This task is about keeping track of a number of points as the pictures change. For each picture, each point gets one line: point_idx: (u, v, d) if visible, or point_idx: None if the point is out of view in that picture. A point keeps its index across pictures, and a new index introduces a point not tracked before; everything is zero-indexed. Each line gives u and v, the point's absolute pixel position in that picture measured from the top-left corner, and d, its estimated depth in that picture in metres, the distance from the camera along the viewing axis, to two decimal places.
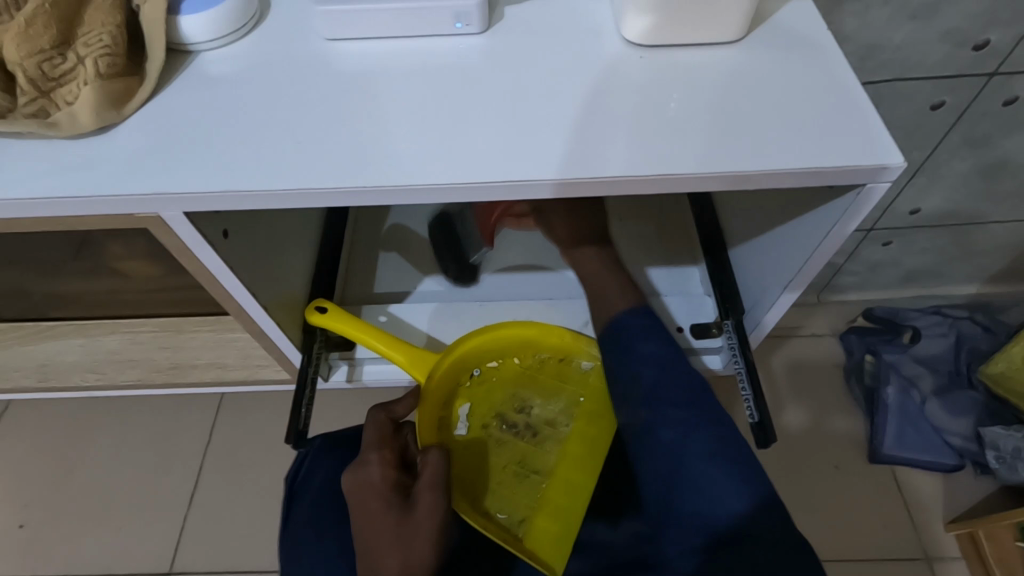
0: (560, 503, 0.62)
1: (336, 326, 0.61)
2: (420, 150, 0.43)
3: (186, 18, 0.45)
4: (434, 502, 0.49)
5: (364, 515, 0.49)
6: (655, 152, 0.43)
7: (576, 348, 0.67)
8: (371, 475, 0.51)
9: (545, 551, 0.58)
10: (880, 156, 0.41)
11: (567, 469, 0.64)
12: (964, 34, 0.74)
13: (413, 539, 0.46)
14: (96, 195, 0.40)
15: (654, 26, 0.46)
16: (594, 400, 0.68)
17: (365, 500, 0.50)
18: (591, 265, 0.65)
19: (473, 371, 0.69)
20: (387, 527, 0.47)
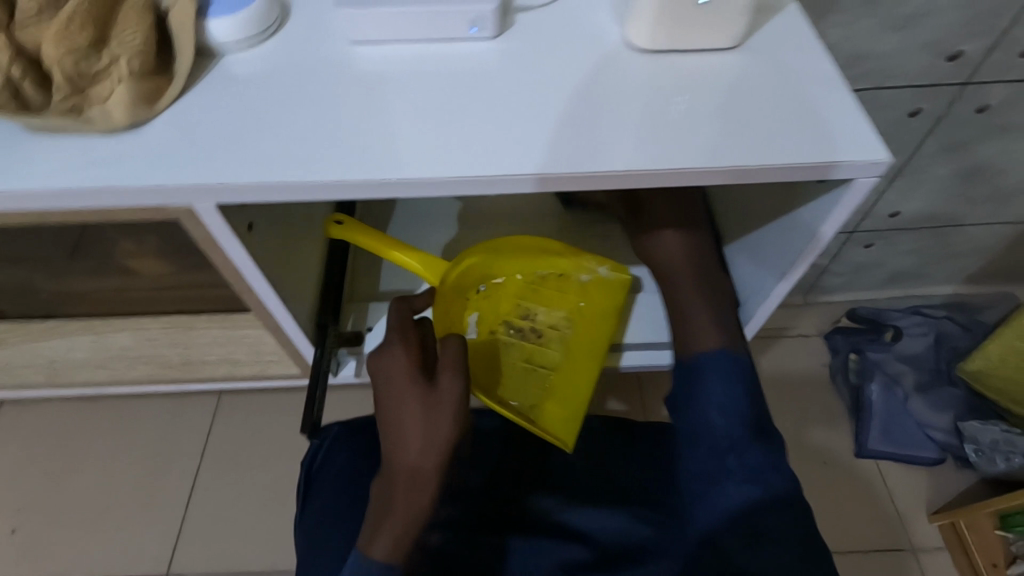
0: (569, 393, 0.68)
1: (353, 237, 0.62)
2: (440, 145, 0.46)
3: (212, 21, 0.47)
4: (454, 386, 0.51)
5: (387, 388, 0.52)
6: (663, 149, 0.46)
7: (577, 261, 0.72)
8: (393, 356, 0.53)
9: (560, 432, 0.64)
10: (868, 152, 0.44)
11: (573, 363, 0.70)
12: (941, 46, 0.79)
13: (433, 417, 0.50)
14: (131, 188, 0.42)
15: (658, 33, 0.49)
16: (593, 306, 0.72)
17: (388, 378, 0.52)
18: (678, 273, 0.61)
19: (479, 287, 0.71)
20: (409, 404, 0.50)
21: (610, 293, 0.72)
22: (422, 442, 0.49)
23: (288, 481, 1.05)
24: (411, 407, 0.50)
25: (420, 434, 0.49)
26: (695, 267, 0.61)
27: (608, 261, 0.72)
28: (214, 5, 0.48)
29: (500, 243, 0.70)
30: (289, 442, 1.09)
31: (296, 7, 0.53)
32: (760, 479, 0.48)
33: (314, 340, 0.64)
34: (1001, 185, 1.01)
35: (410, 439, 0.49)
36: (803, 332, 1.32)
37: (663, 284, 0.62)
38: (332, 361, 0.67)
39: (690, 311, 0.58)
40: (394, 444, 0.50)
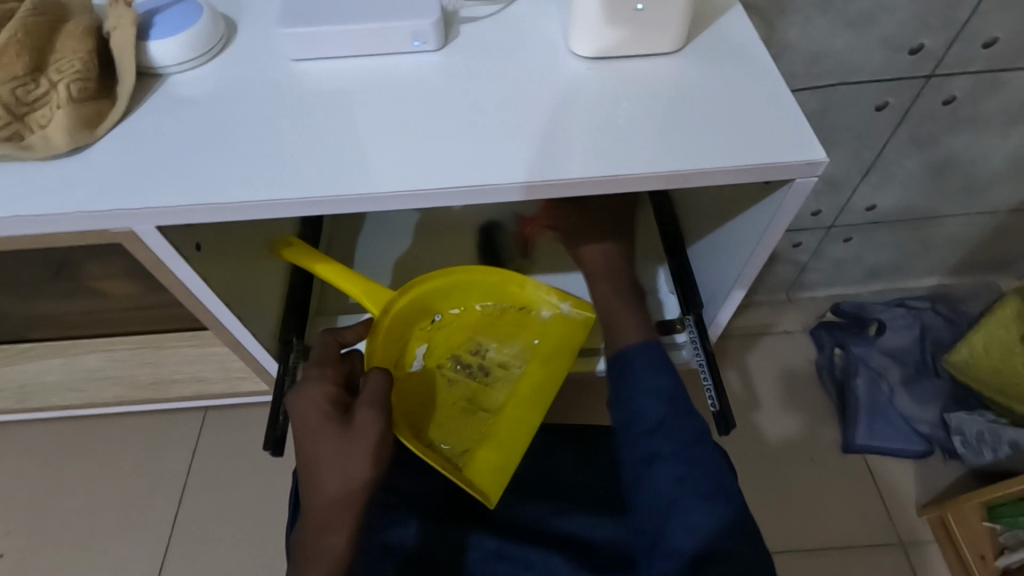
0: (503, 438, 0.66)
1: (299, 260, 0.61)
2: (384, 161, 0.46)
3: (154, 43, 0.47)
4: (370, 422, 0.53)
5: (302, 430, 0.54)
6: (606, 157, 0.46)
7: (537, 297, 0.69)
8: (311, 396, 0.55)
9: (484, 482, 0.64)
10: (805, 152, 0.44)
11: (516, 405, 0.68)
12: (900, 40, 0.79)
13: (346, 456, 0.51)
14: (71, 212, 0.42)
15: (599, 40, 0.49)
16: (548, 345, 0.69)
17: (304, 418, 0.54)
18: (600, 260, 0.67)
19: (435, 316, 0.70)
20: (324, 442, 0.52)
21: (568, 331, 0.69)
22: (338, 482, 0.50)
23: (273, 498, 1.05)
24: (326, 448, 0.52)
25: (335, 475, 0.51)
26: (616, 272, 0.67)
27: (571, 297, 0.69)
28: (156, 27, 0.48)
29: (459, 274, 0.67)
30: (273, 459, 1.08)
31: (243, 27, 0.53)
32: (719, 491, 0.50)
33: (278, 355, 0.64)
34: (973, 176, 1.01)
35: (325, 480, 0.51)
36: (787, 330, 1.31)
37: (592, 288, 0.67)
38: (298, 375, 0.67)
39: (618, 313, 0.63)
40: (310, 486, 0.51)
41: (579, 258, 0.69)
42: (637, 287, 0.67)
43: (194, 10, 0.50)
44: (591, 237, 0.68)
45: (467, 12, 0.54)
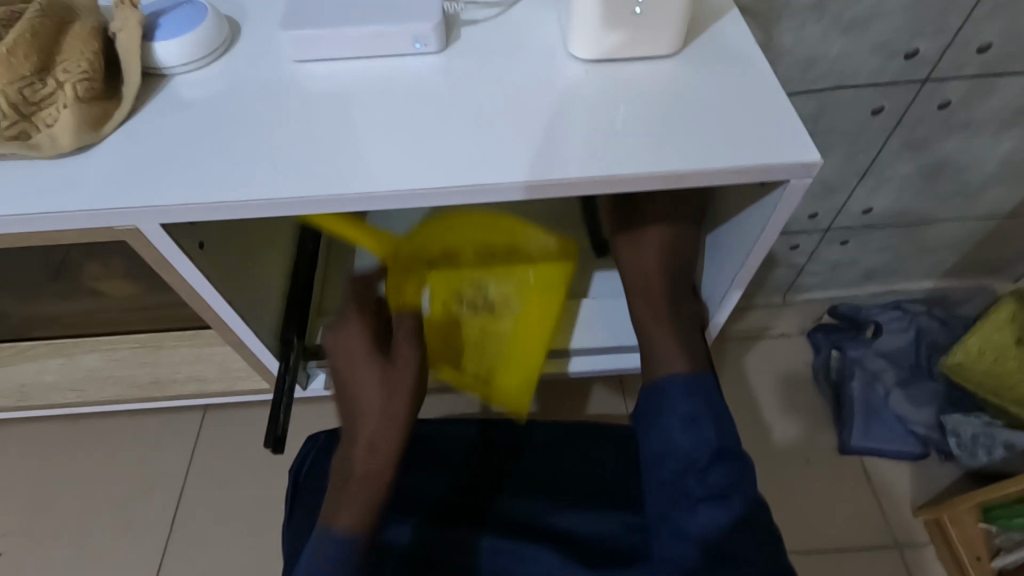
0: (518, 365, 0.73)
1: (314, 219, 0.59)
2: (386, 160, 0.46)
3: (160, 44, 0.48)
4: (410, 355, 0.59)
5: (345, 362, 0.60)
6: (603, 159, 0.46)
7: (525, 233, 0.71)
8: (353, 333, 0.61)
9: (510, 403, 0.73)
10: (801, 155, 0.45)
11: (523, 335, 0.72)
12: (895, 45, 0.80)
13: (387, 385, 0.57)
14: (76, 210, 0.42)
15: (598, 43, 0.50)
16: (541, 278, 0.71)
17: (349, 350, 0.60)
18: (647, 263, 0.64)
19: (432, 259, 0.72)
20: (369, 372, 0.58)
21: (558, 265, 0.71)
22: (378, 411, 0.56)
23: (271, 500, 1.05)
24: (369, 377, 0.58)
25: (377, 403, 0.57)
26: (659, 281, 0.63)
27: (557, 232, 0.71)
28: (162, 29, 0.49)
29: (449, 220, 0.70)
30: (271, 460, 1.08)
31: (245, 29, 0.54)
32: (728, 504, 0.52)
33: (278, 353, 0.64)
34: (968, 180, 1.02)
35: (365, 406, 0.56)
36: (784, 332, 1.32)
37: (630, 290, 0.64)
38: (298, 373, 0.67)
39: (653, 328, 0.61)
40: (352, 413, 0.57)
41: (628, 254, 0.65)
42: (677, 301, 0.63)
43: (199, 12, 0.50)
44: (649, 235, 0.64)
45: (467, 15, 0.55)
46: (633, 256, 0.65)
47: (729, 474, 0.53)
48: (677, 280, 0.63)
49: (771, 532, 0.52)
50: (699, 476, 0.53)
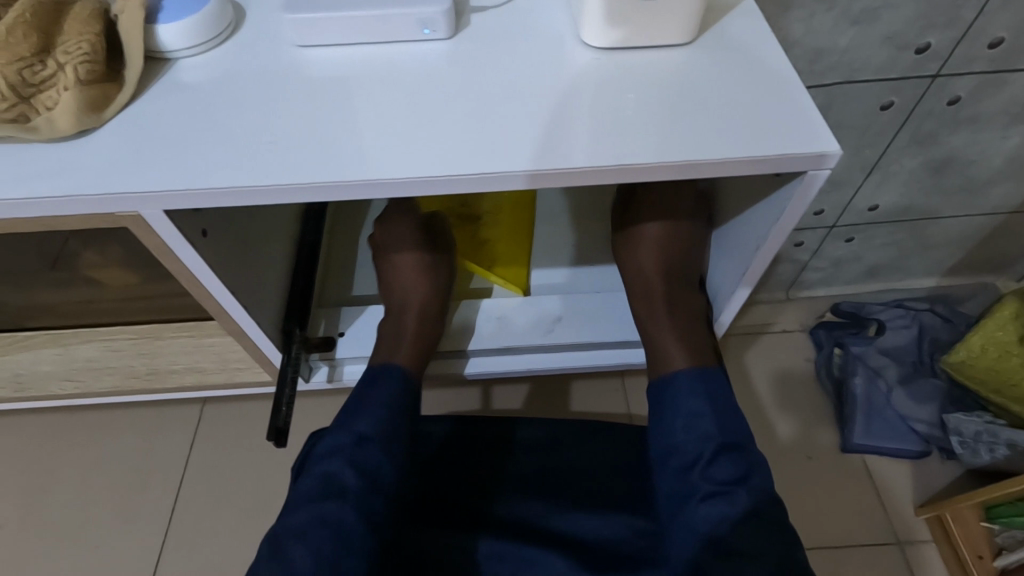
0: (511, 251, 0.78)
1: None
2: (393, 147, 0.45)
3: (162, 26, 0.47)
4: (447, 250, 0.72)
5: (393, 250, 0.71)
6: (616, 147, 0.45)
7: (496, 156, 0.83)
8: (399, 228, 0.71)
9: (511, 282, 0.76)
10: (819, 145, 0.44)
11: (510, 229, 0.79)
12: (905, 39, 0.79)
13: (430, 271, 0.70)
14: (77, 195, 0.41)
15: (609, 30, 0.49)
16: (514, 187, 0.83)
17: (400, 239, 0.71)
18: (642, 261, 0.68)
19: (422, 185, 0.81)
20: (419, 261, 0.70)
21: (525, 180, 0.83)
22: (423, 290, 0.69)
23: (269, 494, 1.04)
24: (416, 262, 0.70)
25: (422, 283, 0.69)
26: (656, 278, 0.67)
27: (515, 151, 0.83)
28: (164, 10, 0.47)
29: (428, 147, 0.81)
30: (270, 453, 1.08)
31: (249, 13, 0.53)
32: (731, 494, 0.52)
33: (280, 345, 0.63)
34: (974, 176, 1.02)
35: (412, 286, 0.69)
36: (785, 328, 1.32)
37: (632, 292, 0.69)
38: (302, 365, 0.67)
39: (654, 329, 0.65)
40: (398, 291, 0.69)
41: (631, 259, 0.69)
42: (674, 300, 0.66)
43: None
44: (652, 237, 0.68)
45: (477, 1, 0.54)
46: (635, 258, 0.69)
47: (734, 466, 0.54)
48: (676, 278, 0.67)
49: (779, 524, 0.51)
50: (705, 470, 0.54)
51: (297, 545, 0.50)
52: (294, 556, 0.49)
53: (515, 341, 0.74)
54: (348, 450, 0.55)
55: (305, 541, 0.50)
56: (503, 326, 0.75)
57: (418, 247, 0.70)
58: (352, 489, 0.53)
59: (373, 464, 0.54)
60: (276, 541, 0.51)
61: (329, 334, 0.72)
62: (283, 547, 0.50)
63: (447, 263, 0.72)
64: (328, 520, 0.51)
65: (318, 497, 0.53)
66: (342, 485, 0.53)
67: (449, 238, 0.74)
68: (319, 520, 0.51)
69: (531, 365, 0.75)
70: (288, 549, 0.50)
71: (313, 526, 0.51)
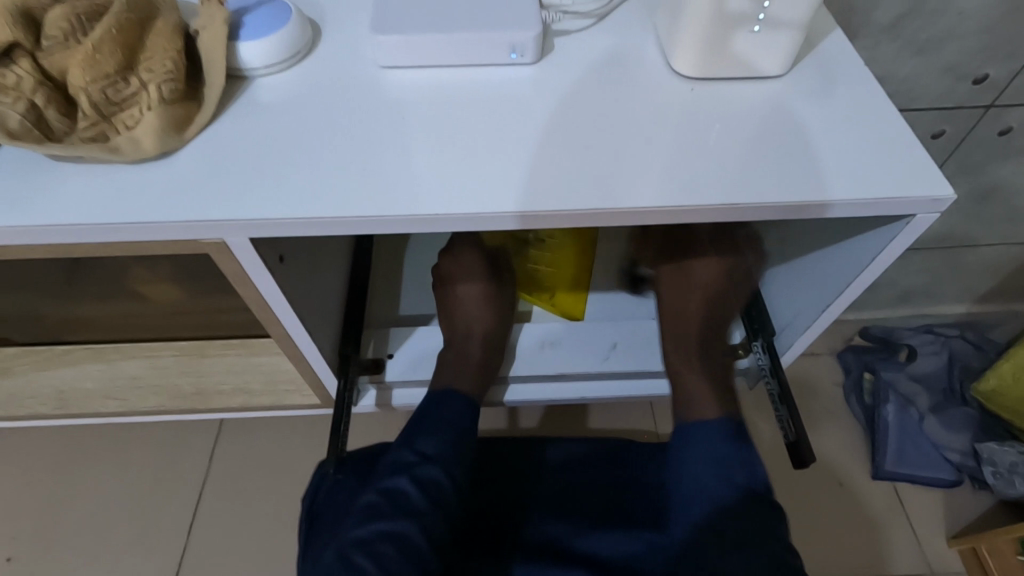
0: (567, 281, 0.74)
1: None
2: (484, 177, 0.44)
3: (243, 44, 0.45)
4: (511, 288, 0.73)
5: (457, 278, 0.71)
6: (714, 183, 0.44)
7: None
8: (465, 257, 0.71)
9: (568, 308, 0.75)
10: (929, 189, 0.43)
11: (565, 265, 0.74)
12: (966, 69, 0.78)
13: (493, 304, 0.70)
14: (163, 221, 0.40)
15: (703, 61, 0.47)
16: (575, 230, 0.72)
17: (468, 268, 0.71)
18: (683, 298, 0.65)
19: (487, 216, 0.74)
20: (484, 292, 0.70)
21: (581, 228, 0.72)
22: (486, 320, 0.69)
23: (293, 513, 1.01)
24: (483, 290, 0.70)
25: (484, 313, 0.69)
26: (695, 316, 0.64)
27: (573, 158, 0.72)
28: (246, 29, 0.46)
29: None
30: (296, 470, 1.05)
31: (326, 31, 0.51)
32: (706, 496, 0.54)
33: (336, 369, 0.61)
34: (1016, 206, 1.01)
35: (476, 316, 0.68)
36: (813, 352, 1.30)
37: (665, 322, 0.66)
38: (355, 389, 0.65)
39: (688, 369, 0.63)
40: (461, 319, 0.69)
41: (679, 279, 0.66)
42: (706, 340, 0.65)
43: (283, 12, 0.48)
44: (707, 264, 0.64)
45: (560, 24, 0.52)
46: (670, 282, 0.67)
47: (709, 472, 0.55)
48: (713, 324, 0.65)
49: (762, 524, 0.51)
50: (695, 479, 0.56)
51: (364, 556, 0.48)
52: (362, 566, 0.47)
53: (568, 368, 0.70)
54: (410, 465, 0.54)
55: (372, 551, 0.48)
56: (563, 352, 0.72)
57: (484, 278, 0.70)
58: (417, 506, 0.52)
59: (436, 481, 0.53)
60: (338, 552, 0.49)
61: (378, 356, 0.70)
62: (349, 558, 0.48)
63: (508, 294, 0.72)
64: (392, 533, 0.50)
65: (381, 512, 0.51)
66: (408, 501, 0.52)
67: (512, 276, 0.74)
68: (384, 533, 0.50)
69: (585, 392, 0.72)
70: (354, 559, 0.48)
71: (379, 537, 0.49)
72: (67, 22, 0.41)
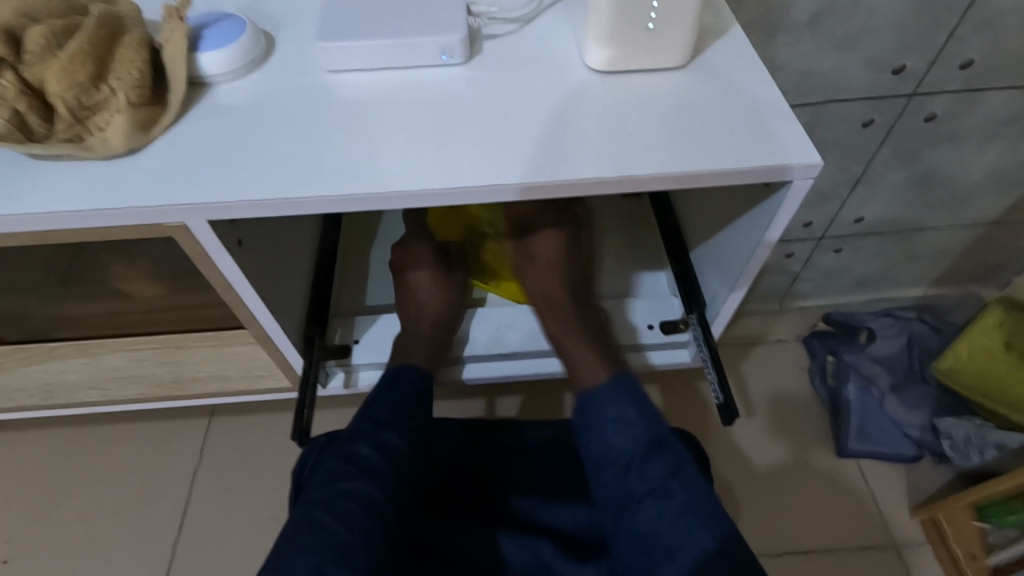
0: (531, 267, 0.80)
1: None
2: (417, 162, 0.49)
3: (203, 55, 0.51)
4: (461, 275, 0.78)
5: (411, 267, 0.77)
6: (616, 159, 0.50)
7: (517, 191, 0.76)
8: (417, 249, 0.78)
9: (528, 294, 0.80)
10: (802, 156, 0.49)
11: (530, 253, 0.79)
12: (883, 61, 0.85)
13: (445, 288, 0.76)
14: (128, 207, 0.45)
15: (611, 56, 0.54)
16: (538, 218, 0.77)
17: (418, 256, 0.77)
18: (543, 259, 0.74)
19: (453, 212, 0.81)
20: (432, 277, 0.76)
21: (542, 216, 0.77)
22: (437, 303, 0.74)
23: (278, 503, 1.06)
24: (434, 275, 0.76)
25: (435, 296, 0.75)
26: (560, 282, 0.73)
27: None
28: (206, 41, 0.52)
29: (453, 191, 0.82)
30: (283, 466, 1.09)
31: (279, 42, 0.57)
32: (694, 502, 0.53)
33: (302, 350, 0.67)
34: (953, 189, 1.07)
35: (428, 299, 0.74)
36: (780, 338, 1.35)
37: (528, 278, 0.75)
38: (321, 371, 0.70)
39: (565, 332, 0.70)
40: (413, 301, 0.74)
41: (528, 254, 0.75)
42: (580, 307, 0.72)
43: (239, 25, 0.54)
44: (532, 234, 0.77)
45: (489, 29, 0.59)
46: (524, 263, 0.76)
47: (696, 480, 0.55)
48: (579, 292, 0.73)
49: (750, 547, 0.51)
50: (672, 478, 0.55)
51: (326, 514, 0.52)
52: (325, 522, 0.51)
53: (525, 346, 0.76)
54: (370, 432, 0.59)
55: (335, 510, 0.52)
56: (520, 335, 0.77)
57: (434, 265, 0.76)
58: (378, 467, 0.56)
59: (394, 446, 0.58)
60: (304, 511, 0.53)
61: (345, 342, 0.75)
62: (313, 516, 0.52)
63: (459, 279, 0.78)
64: (354, 493, 0.54)
65: (344, 475, 0.55)
66: (368, 463, 0.56)
67: (464, 265, 0.80)
68: (348, 494, 0.54)
69: (539, 368, 0.75)
70: (317, 516, 0.52)
71: (340, 498, 0.53)
72: (44, 38, 0.47)
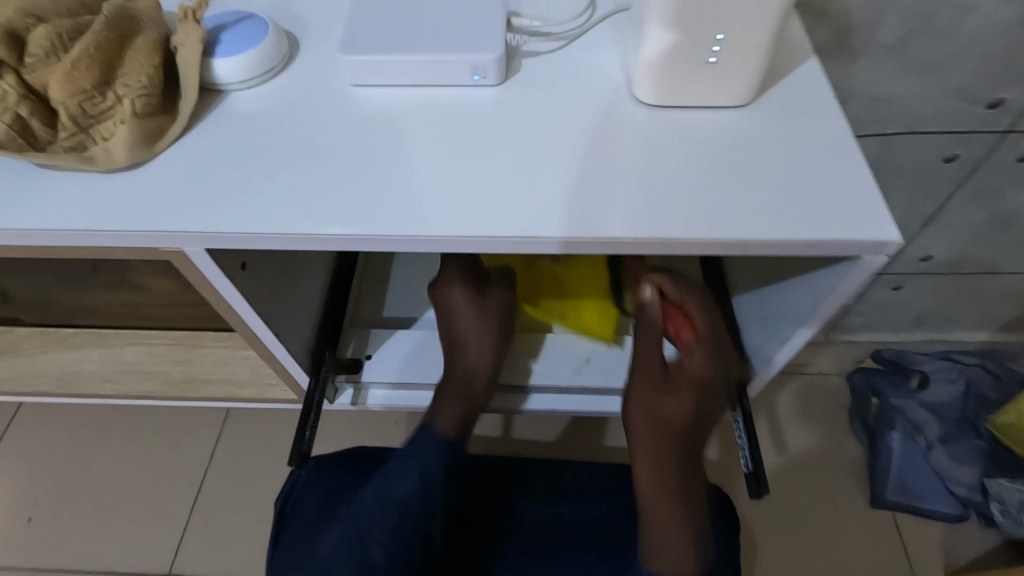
0: (600, 301, 0.73)
1: None
2: (433, 202, 0.44)
3: (219, 61, 0.48)
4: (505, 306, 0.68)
5: (446, 304, 0.67)
6: (654, 217, 0.43)
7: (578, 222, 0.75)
8: (445, 270, 0.68)
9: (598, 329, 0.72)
10: (878, 232, 0.42)
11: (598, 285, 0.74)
12: (976, 93, 0.75)
13: (487, 331, 0.66)
14: (121, 229, 0.42)
15: (664, 89, 0.47)
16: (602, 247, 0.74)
17: (451, 297, 0.67)
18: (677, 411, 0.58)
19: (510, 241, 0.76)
20: (472, 326, 0.66)
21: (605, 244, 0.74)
22: (477, 355, 0.66)
23: None
24: (472, 320, 0.66)
25: (475, 343, 0.66)
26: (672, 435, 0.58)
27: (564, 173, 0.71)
28: (222, 46, 0.48)
29: None
30: None
31: (303, 48, 0.53)
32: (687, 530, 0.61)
33: (310, 367, 0.64)
34: None
35: (467, 349, 0.66)
36: (821, 371, 1.26)
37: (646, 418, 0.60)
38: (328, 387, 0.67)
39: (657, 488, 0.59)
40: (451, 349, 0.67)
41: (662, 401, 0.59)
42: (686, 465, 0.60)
43: (260, 27, 0.50)
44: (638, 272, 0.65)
45: (530, 46, 0.53)
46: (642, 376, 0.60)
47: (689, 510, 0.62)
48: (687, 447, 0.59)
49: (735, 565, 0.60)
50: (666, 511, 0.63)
51: None
52: None
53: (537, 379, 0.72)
54: (384, 497, 0.57)
55: None
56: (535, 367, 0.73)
57: (472, 303, 0.67)
58: (387, 540, 0.55)
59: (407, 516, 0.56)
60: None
61: (357, 356, 0.72)
62: None
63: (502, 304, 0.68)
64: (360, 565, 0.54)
65: (355, 542, 0.55)
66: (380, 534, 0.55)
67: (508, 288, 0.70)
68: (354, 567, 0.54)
69: (555, 406, 0.73)
70: None
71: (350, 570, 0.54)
72: (49, 41, 0.45)
